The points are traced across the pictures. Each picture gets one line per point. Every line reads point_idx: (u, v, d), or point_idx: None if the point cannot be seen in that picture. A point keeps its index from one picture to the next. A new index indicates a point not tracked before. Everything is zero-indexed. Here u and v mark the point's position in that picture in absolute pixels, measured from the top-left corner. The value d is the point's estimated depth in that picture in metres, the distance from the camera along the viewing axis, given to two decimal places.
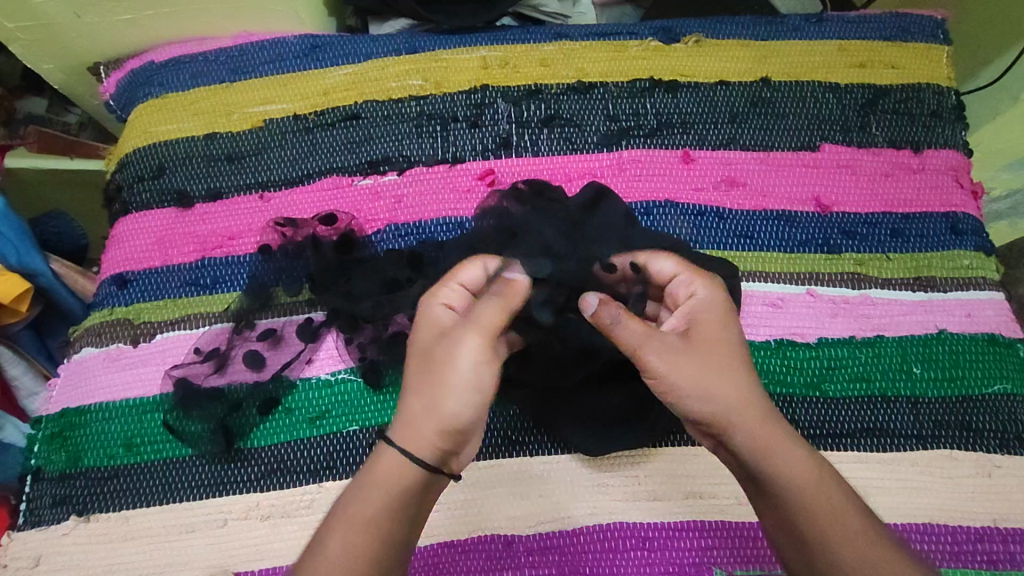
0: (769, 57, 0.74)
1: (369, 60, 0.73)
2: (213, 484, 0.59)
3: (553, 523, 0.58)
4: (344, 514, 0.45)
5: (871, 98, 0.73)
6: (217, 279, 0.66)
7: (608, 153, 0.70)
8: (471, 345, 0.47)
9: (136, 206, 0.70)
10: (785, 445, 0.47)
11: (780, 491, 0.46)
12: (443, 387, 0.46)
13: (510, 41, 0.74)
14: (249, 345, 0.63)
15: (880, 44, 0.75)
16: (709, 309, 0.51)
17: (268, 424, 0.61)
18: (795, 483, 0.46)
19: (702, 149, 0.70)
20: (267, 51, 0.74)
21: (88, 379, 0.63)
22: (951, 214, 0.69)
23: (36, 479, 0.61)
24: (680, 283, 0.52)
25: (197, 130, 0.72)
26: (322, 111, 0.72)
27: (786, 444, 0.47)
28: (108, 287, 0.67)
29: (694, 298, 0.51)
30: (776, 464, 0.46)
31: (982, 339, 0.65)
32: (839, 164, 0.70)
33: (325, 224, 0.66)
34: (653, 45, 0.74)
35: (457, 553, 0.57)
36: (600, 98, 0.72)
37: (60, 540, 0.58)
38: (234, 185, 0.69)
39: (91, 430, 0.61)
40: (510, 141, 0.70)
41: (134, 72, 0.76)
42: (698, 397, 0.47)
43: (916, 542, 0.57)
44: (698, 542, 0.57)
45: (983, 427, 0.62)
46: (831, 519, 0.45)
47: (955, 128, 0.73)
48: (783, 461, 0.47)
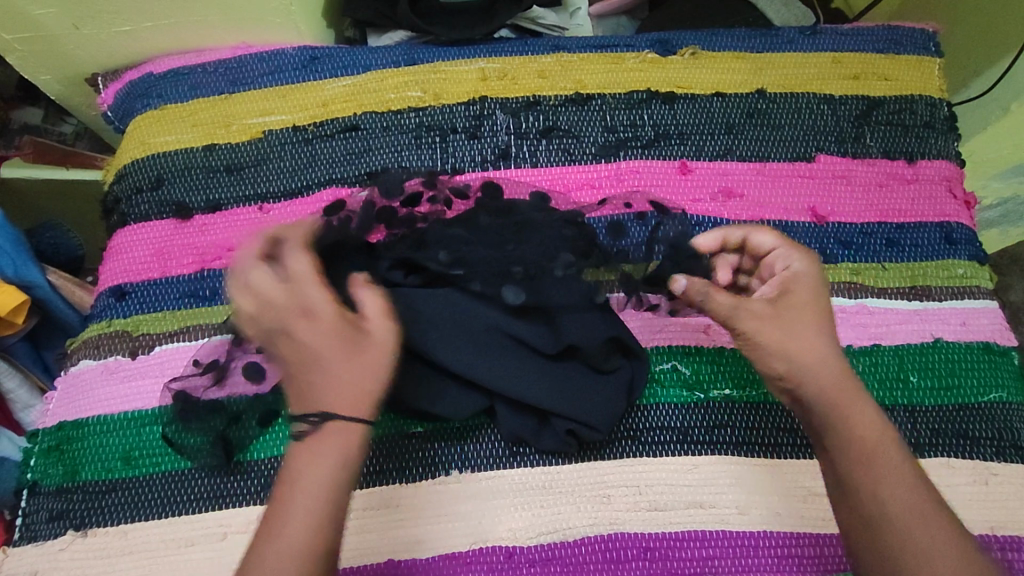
0: (764, 69, 0.75)
1: (367, 72, 0.74)
2: (211, 498, 0.59)
3: (553, 534, 0.58)
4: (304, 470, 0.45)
5: (865, 110, 0.74)
6: (216, 291, 0.66)
7: (606, 164, 0.70)
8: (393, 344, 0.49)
9: (135, 218, 0.70)
10: (858, 408, 0.51)
11: (847, 446, 0.49)
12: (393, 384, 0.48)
13: (508, 53, 0.75)
14: (248, 357, 0.61)
15: (873, 56, 0.76)
16: (805, 284, 0.54)
17: (267, 437, 0.61)
18: (857, 440, 0.49)
19: (699, 160, 0.71)
20: (265, 62, 0.74)
21: (85, 392, 0.63)
22: (944, 224, 0.70)
23: (32, 493, 0.61)
24: (778, 256, 0.56)
25: (195, 141, 0.72)
26: (321, 123, 0.72)
27: (853, 400, 0.51)
28: (106, 298, 0.67)
29: (792, 270, 0.55)
30: (846, 422, 0.50)
31: (977, 347, 0.65)
32: (834, 174, 0.71)
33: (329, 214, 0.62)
34: (649, 57, 0.75)
35: (458, 566, 0.57)
36: (598, 109, 0.73)
37: (56, 555, 0.58)
38: (233, 197, 0.69)
39: (87, 444, 0.61)
40: (509, 152, 0.71)
41: (133, 83, 0.76)
42: (789, 361, 0.51)
43: (999, 552, 0.58)
44: (699, 552, 0.57)
45: (981, 436, 0.62)
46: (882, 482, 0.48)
47: (947, 139, 0.74)
48: (852, 416, 0.50)
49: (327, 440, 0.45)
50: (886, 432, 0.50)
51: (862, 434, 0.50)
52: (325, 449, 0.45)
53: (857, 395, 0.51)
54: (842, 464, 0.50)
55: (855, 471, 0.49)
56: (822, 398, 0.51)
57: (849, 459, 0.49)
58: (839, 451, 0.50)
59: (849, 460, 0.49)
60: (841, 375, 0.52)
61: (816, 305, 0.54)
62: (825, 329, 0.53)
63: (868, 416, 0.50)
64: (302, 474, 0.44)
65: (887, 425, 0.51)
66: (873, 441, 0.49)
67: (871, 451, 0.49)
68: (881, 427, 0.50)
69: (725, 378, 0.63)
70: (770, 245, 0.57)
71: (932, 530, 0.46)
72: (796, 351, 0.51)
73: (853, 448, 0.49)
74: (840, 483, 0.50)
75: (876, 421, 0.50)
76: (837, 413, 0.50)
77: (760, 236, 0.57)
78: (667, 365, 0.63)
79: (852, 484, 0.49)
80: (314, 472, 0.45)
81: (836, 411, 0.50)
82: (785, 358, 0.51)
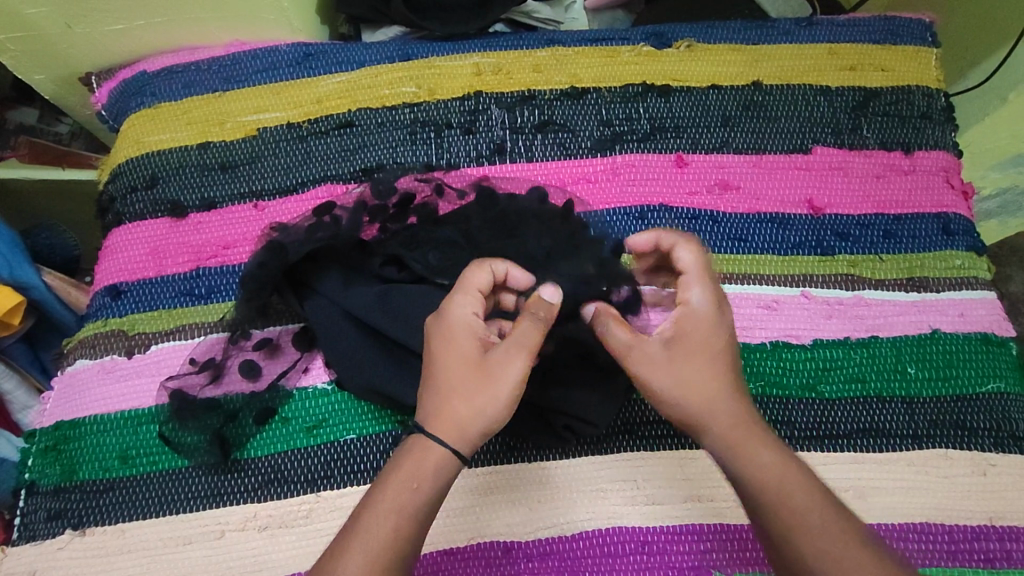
0: (759, 61, 0.75)
1: (361, 68, 0.73)
2: (208, 496, 0.59)
3: (552, 529, 0.58)
4: (380, 498, 0.45)
5: (862, 101, 0.73)
6: (211, 288, 0.66)
7: (602, 158, 0.70)
8: (515, 364, 0.48)
9: (130, 217, 0.69)
10: (757, 452, 0.48)
11: (757, 493, 0.47)
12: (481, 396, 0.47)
13: (503, 47, 0.75)
14: (245, 354, 0.63)
15: (869, 47, 0.75)
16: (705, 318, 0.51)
17: (264, 434, 0.60)
18: (762, 490, 0.47)
19: (695, 153, 0.71)
20: (259, 59, 0.74)
21: (82, 392, 0.63)
22: (942, 215, 0.70)
23: (30, 493, 0.61)
24: (688, 283, 0.52)
25: (190, 139, 0.72)
26: (315, 120, 0.72)
27: (752, 444, 0.48)
28: (102, 298, 0.66)
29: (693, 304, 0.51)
30: (747, 465, 0.48)
31: (975, 338, 0.65)
32: (831, 166, 0.71)
33: (317, 213, 0.62)
34: (645, 50, 0.75)
35: (457, 561, 0.57)
36: (594, 103, 0.72)
37: (55, 554, 0.58)
38: (228, 195, 0.69)
39: (84, 443, 0.61)
40: (504, 147, 0.70)
41: (127, 82, 0.75)
42: (686, 402, 0.49)
43: (915, 546, 0.57)
44: (698, 545, 0.57)
45: (978, 426, 0.62)
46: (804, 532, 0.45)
47: (945, 129, 0.73)
48: (752, 463, 0.48)
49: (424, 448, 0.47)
50: (794, 475, 0.47)
51: (766, 481, 0.47)
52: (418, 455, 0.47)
53: (755, 441, 0.49)
54: (761, 513, 0.47)
55: (766, 521, 0.46)
56: (723, 442, 0.49)
57: (762, 508, 0.47)
58: (752, 499, 0.47)
59: (762, 511, 0.47)
60: (734, 417, 0.49)
61: (707, 339, 0.51)
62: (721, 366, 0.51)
63: (771, 462, 0.48)
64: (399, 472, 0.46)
65: (795, 468, 0.48)
66: (778, 486, 0.47)
67: (778, 498, 0.46)
68: (788, 471, 0.47)
69: None
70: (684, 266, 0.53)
71: None
72: (687, 390, 0.49)
73: (764, 495, 0.47)
74: (767, 539, 0.47)
75: (780, 467, 0.47)
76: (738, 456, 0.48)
77: (681, 252, 0.54)
78: None
79: (776, 534, 0.46)
80: (394, 499, 0.45)
81: (734, 455, 0.48)
82: (674, 408, 0.50)
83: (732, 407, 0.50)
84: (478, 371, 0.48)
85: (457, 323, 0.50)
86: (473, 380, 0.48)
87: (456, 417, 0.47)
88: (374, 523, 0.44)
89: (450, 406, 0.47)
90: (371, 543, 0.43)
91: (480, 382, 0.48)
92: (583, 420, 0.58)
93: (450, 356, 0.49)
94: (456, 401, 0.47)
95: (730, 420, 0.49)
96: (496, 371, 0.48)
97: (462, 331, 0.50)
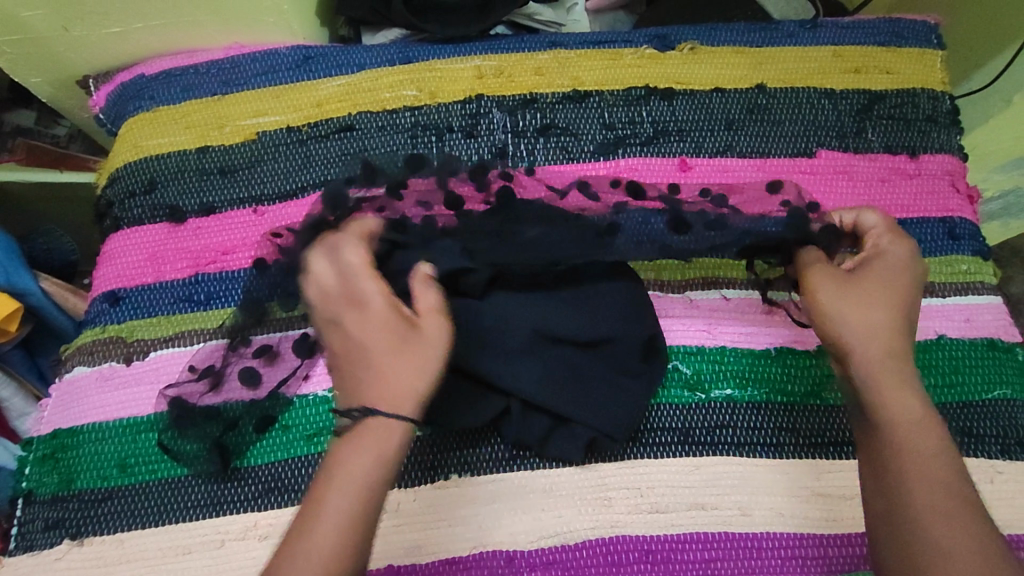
0: (763, 63, 0.74)
1: (362, 71, 0.73)
2: (208, 504, 0.58)
3: (554, 538, 0.57)
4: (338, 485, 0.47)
5: (867, 104, 0.73)
6: (211, 295, 0.65)
7: (605, 162, 0.70)
8: (432, 325, 0.52)
9: (128, 222, 0.69)
10: (902, 388, 0.50)
11: (880, 420, 0.50)
12: (418, 358, 0.51)
13: (504, 50, 0.74)
14: (245, 362, 0.62)
15: (875, 49, 0.75)
16: (898, 266, 0.55)
17: (264, 442, 0.60)
18: (896, 417, 0.49)
19: (698, 156, 0.70)
20: (258, 62, 0.73)
21: (80, 400, 0.62)
22: (948, 219, 0.69)
23: (27, 503, 0.60)
24: (876, 235, 0.57)
25: (188, 143, 0.71)
26: (315, 123, 0.71)
27: (900, 384, 0.50)
28: (100, 304, 0.66)
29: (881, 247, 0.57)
30: (888, 398, 0.50)
31: (981, 344, 0.64)
32: (836, 170, 0.70)
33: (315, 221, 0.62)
34: (648, 52, 0.74)
35: (458, 571, 0.56)
36: (596, 106, 0.72)
37: (53, 565, 0.57)
38: (227, 200, 0.69)
39: (83, 452, 0.60)
40: (506, 151, 0.70)
41: (124, 86, 0.75)
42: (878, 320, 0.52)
43: None
44: (702, 553, 0.57)
45: (985, 433, 0.61)
46: (923, 460, 0.47)
47: (951, 132, 0.73)
48: (894, 398, 0.50)
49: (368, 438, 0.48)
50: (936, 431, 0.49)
51: (904, 417, 0.49)
52: (362, 445, 0.48)
53: (907, 383, 0.51)
54: (882, 441, 0.49)
55: (891, 447, 0.49)
56: (868, 355, 0.51)
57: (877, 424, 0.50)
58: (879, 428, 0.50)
59: (885, 441, 0.49)
60: (903, 357, 0.52)
61: (908, 289, 0.54)
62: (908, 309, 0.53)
63: (915, 401, 0.50)
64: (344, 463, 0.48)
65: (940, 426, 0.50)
66: (911, 423, 0.49)
67: (901, 432, 0.49)
68: (929, 419, 0.49)
69: (727, 378, 0.62)
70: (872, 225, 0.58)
71: (955, 526, 0.45)
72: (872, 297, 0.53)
73: (886, 432, 0.49)
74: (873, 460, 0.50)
75: (927, 416, 0.50)
76: (876, 394, 0.50)
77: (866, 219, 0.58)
78: (669, 365, 0.63)
79: (885, 455, 0.49)
80: (343, 482, 0.47)
81: (875, 386, 0.51)
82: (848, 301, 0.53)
83: (903, 347, 0.52)
84: (395, 337, 0.51)
85: (356, 321, 0.53)
86: (396, 348, 0.51)
87: (396, 386, 0.50)
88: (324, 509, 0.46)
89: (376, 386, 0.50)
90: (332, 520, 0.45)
91: (409, 352, 0.51)
92: (603, 433, 0.58)
93: (366, 336, 0.52)
94: (373, 374, 0.50)
95: (882, 357, 0.51)
96: (421, 332, 0.52)
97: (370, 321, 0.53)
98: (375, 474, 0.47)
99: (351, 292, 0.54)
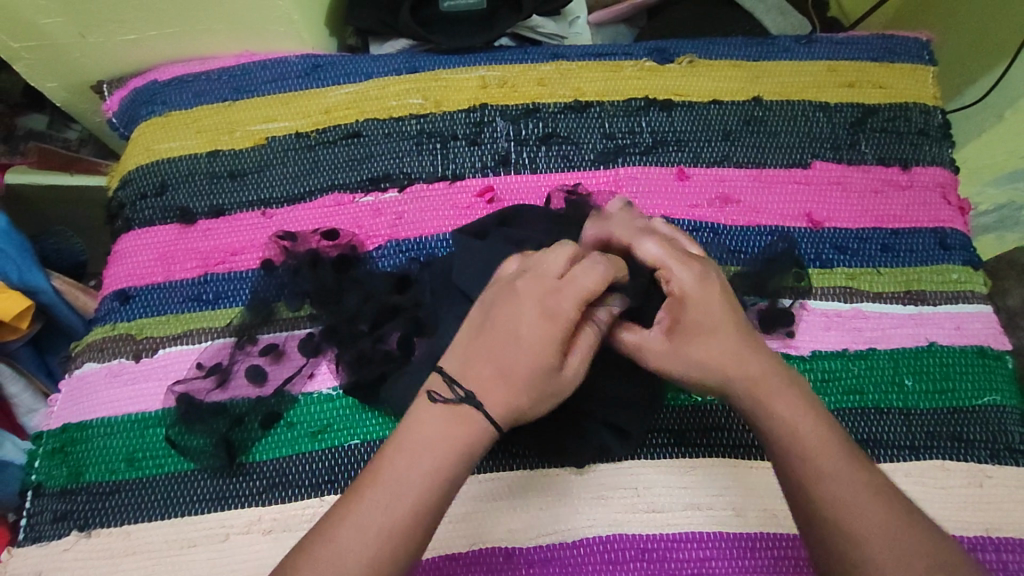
0: (759, 77, 0.76)
1: (369, 79, 0.75)
2: (214, 499, 0.59)
3: (553, 536, 0.58)
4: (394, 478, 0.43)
5: (860, 117, 0.75)
6: (219, 294, 0.66)
7: (605, 170, 0.71)
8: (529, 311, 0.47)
9: (139, 223, 0.71)
10: (790, 402, 0.48)
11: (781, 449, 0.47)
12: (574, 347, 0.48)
13: (509, 61, 0.76)
14: (252, 359, 0.64)
15: (868, 65, 0.77)
16: (703, 299, 0.50)
17: (269, 439, 0.61)
18: (794, 437, 0.47)
19: (696, 166, 0.72)
20: (269, 70, 0.75)
21: (89, 395, 0.63)
22: (939, 230, 0.71)
23: (36, 495, 0.61)
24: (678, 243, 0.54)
25: (199, 147, 0.73)
26: (324, 130, 0.73)
27: (780, 394, 0.48)
28: (110, 303, 0.67)
29: (676, 283, 0.51)
30: (766, 419, 0.48)
31: (972, 351, 0.66)
32: (830, 181, 0.72)
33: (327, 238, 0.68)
34: (647, 65, 0.76)
35: (459, 566, 0.57)
36: (597, 116, 0.74)
37: (60, 556, 0.58)
38: (236, 203, 0.70)
39: (92, 446, 0.62)
40: (509, 159, 0.72)
41: (138, 91, 0.77)
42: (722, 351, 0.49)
43: None
44: (697, 553, 0.58)
45: (975, 438, 0.63)
46: (836, 472, 0.45)
47: (942, 145, 0.75)
48: (779, 416, 0.47)
49: (438, 438, 0.44)
50: (830, 433, 0.47)
51: (800, 433, 0.47)
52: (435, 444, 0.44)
53: (784, 399, 0.48)
54: (785, 466, 0.47)
55: (792, 465, 0.46)
56: (749, 390, 0.49)
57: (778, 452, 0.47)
58: (778, 456, 0.47)
59: (788, 467, 0.46)
60: (781, 375, 0.49)
61: (722, 315, 0.50)
62: (738, 326, 0.50)
63: (796, 411, 0.48)
64: (403, 458, 0.44)
65: (832, 426, 0.48)
66: (810, 433, 0.47)
67: (795, 451, 0.46)
68: (821, 423, 0.47)
69: None
70: (654, 256, 0.52)
71: (895, 526, 0.43)
72: (689, 352, 0.50)
73: (790, 457, 0.46)
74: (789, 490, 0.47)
75: (818, 424, 0.47)
76: (765, 413, 0.48)
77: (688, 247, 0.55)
78: None
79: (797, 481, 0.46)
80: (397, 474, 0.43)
81: (757, 405, 0.48)
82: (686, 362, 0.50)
83: (757, 370, 0.49)
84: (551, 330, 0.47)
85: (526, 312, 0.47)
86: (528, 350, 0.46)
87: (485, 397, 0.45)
88: (375, 503, 0.42)
89: (489, 366, 0.46)
90: (391, 485, 0.43)
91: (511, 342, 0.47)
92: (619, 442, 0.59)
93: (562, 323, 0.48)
94: (525, 359, 0.46)
95: (760, 377, 0.49)
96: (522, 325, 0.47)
97: (530, 313, 0.47)
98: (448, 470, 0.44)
99: (567, 282, 0.48)
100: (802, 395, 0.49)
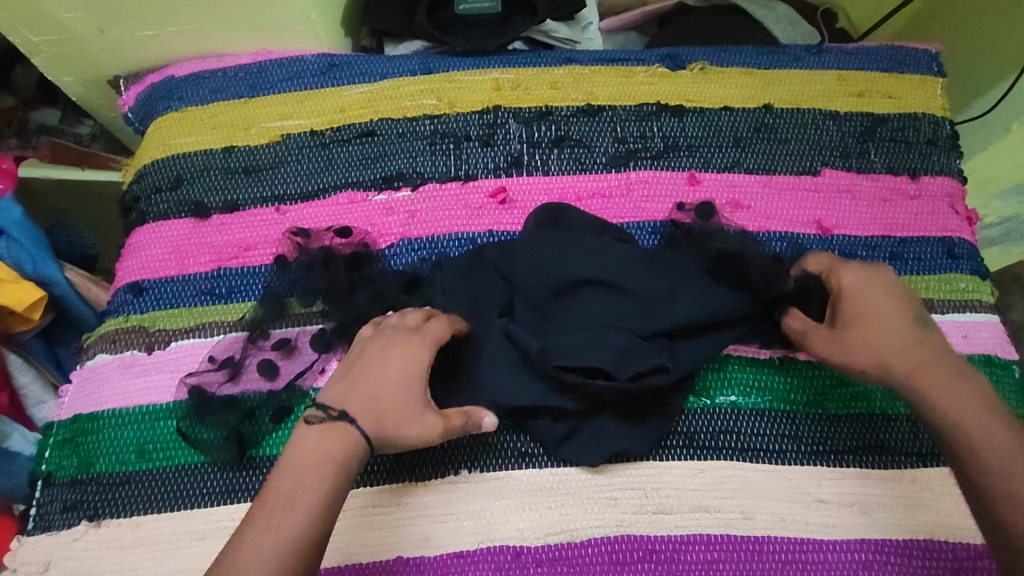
0: (771, 85, 0.77)
1: (384, 80, 0.75)
2: (224, 492, 0.59)
3: (561, 535, 0.58)
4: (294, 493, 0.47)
5: (870, 126, 0.75)
6: (232, 289, 0.67)
7: (616, 174, 0.72)
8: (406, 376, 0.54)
9: (153, 216, 0.71)
10: (956, 380, 0.54)
11: (938, 423, 0.53)
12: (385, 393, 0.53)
13: (522, 65, 0.77)
14: (263, 354, 0.64)
15: (878, 75, 0.78)
16: (869, 287, 0.58)
17: (279, 432, 0.61)
18: (945, 415, 0.52)
19: (707, 171, 0.73)
20: (285, 68, 0.76)
21: (101, 386, 0.64)
22: (947, 239, 0.71)
23: (46, 484, 0.62)
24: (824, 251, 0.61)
25: (214, 143, 0.73)
26: (338, 128, 0.74)
27: (938, 377, 0.54)
28: (123, 295, 0.68)
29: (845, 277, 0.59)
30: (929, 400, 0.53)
31: (978, 360, 0.66)
32: (839, 189, 0.73)
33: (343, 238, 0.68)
34: (660, 71, 0.77)
35: (466, 564, 0.57)
36: (609, 120, 0.74)
37: (70, 545, 0.59)
38: (250, 199, 0.71)
39: (103, 437, 0.62)
40: (521, 161, 0.72)
41: (154, 86, 0.77)
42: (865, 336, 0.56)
43: (921, 560, 0.58)
44: (703, 554, 0.58)
45: None
46: (983, 440, 0.50)
47: (950, 156, 0.75)
48: (948, 395, 0.53)
49: (313, 458, 0.48)
50: (981, 404, 0.52)
51: (960, 408, 0.52)
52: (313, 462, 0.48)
53: (950, 374, 0.54)
54: (950, 443, 0.52)
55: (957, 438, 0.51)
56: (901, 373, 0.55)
57: (944, 431, 0.52)
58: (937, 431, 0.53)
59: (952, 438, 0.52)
60: (922, 357, 0.55)
61: (888, 301, 0.58)
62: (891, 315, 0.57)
63: (962, 387, 0.53)
64: (294, 472, 0.48)
65: (981, 397, 0.53)
66: (964, 408, 0.52)
67: (955, 425, 0.52)
68: (974, 396, 0.53)
69: (732, 384, 0.64)
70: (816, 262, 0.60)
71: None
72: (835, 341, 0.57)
73: (961, 429, 0.52)
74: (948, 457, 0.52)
75: (970, 395, 0.53)
76: (941, 392, 0.53)
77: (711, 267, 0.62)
78: None
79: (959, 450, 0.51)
80: (302, 492, 0.47)
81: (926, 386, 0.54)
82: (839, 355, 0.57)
83: (899, 354, 0.55)
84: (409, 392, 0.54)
85: (398, 356, 0.54)
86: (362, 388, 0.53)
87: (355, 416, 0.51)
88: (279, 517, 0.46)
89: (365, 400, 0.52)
90: (279, 502, 0.46)
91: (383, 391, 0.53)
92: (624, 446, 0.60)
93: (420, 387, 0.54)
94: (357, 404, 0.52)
95: (913, 363, 0.55)
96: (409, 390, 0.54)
97: (403, 360, 0.54)
98: (328, 491, 0.48)
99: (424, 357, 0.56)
100: (959, 371, 0.55)
